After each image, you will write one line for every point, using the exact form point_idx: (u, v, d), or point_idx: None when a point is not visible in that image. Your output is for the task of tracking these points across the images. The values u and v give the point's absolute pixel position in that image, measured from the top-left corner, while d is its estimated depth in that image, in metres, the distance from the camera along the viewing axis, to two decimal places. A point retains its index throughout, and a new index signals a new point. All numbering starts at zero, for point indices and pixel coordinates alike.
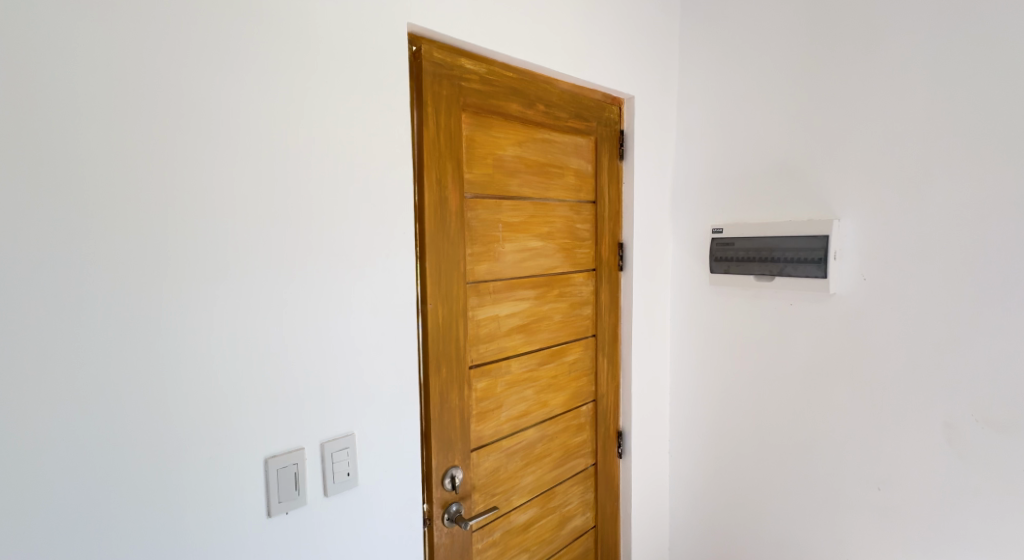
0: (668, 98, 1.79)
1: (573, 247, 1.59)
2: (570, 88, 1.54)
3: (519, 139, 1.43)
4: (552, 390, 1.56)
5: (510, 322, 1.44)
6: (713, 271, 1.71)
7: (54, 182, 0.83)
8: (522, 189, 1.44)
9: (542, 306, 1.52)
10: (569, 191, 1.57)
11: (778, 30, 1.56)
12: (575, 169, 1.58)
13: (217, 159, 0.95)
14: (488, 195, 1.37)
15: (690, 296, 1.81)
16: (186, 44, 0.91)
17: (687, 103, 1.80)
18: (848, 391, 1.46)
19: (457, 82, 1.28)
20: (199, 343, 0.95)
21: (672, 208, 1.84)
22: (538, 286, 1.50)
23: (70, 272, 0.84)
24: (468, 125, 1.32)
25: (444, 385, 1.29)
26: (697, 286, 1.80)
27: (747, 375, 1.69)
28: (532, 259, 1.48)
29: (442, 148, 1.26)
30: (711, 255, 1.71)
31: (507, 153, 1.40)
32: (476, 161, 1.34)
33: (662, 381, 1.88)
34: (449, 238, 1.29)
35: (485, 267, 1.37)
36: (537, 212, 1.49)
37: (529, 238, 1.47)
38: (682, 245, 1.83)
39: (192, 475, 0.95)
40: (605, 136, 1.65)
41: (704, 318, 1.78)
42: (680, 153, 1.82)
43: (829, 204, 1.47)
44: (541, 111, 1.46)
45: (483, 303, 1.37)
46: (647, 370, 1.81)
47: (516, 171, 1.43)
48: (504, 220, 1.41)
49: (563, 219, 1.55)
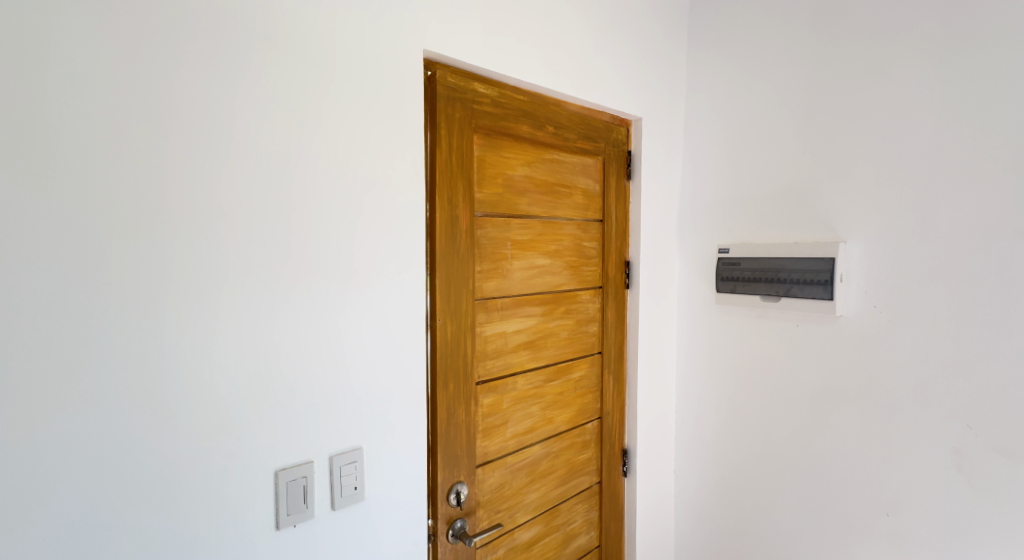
0: (676, 120, 1.82)
1: (580, 265, 1.61)
2: (579, 110, 1.57)
3: (529, 159, 1.46)
4: (558, 407, 1.56)
5: (517, 338, 1.45)
6: (719, 290, 1.71)
7: (77, 200, 0.86)
8: (531, 208, 1.47)
9: (549, 323, 1.53)
10: (576, 210, 1.59)
11: (782, 57, 1.59)
12: (583, 188, 1.60)
13: (232, 180, 0.98)
14: (497, 214, 1.40)
15: (697, 315, 1.82)
16: (209, 71, 0.96)
17: (693, 125, 1.82)
18: (854, 414, 1.47)
19: (469, 106, 1.31)
20: (211, 352, 0.97)
21: (679, 228, 1.86)
22: (545, 303, 1.52)
23: (88, 287, 0.87)
24: (479, 145, 1.35)
25: (451, 400, 1.31)
26: (703, 305, 1.80)
27: (751, 394, 1.69)
28: (539, 276, 1.50)
29: (454, 168, 1.29)
30: (717, 274, 1.72)
31: (517, 173, 1.43)
32: (487, 181, 1.37)
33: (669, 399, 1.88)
34: (459, 255, 1.31)
35: (493, 283, 1.39)
36: (545, 230, 1.51)
37: (537, 256, 1.49)
38: (688, 263, 1.84)
39: (204, 485, 0.97)
40: (614, 156, 1.67)
41: (710, 337, 1.79)
42: (687, 174, 1.84)
43: (834, 227, 1.49)
44: (550, 132, 1.49)
45: (490, 320, 1.39)
46: (653, 389, 1.81)
47: (526, 191, 1.46)
48: (513, 238, 1.43)
49: (571, 237, 1.57)
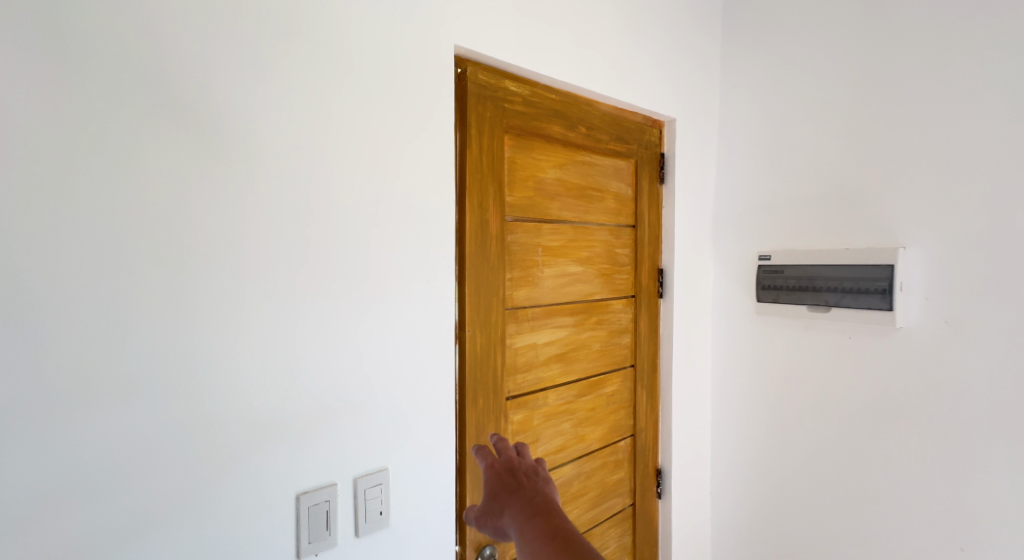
0: (709, 121, 1.75)
1: (612, 273, 1.52)
2: (611, 110, 1.49)
3: (560, 161, 1.38)
4: (590, 424, 1.47)
5: (548, 350, 1.37)
6: (760, 299, 1.62)
7: (88, 202, 0.78)
8: (562, 213, 1.40)
9: (581, 334, 1.44)
10: (608, 215, 1.51)
11: (826, 55, 1.51)
12: (615, 193, 1.52)
13: (255, 181, 0.91)
14: (529, 219, 1.32)
15: (733, 325, 1.74)
16: (232, 62, 0.89)
17: (728, 126, 1.75)
18: (913, 432, 1.37)
19: (501, 104, 1.24)
20: (230, 366, 0.90)
21: (713, 233, 1.78)
22: (577, 313, 1.43)
23: (98, 297, 0.79)
24: (510, 146, 1.27)
25: (481, 417, 1.22)
26: (741, 315, 1.72)
27: (792, 410, 1.60)
28: (571, 285, 1.42)
29: (485, 170, 1.22)
30: (757, 282, 1.63)
31: (548, 176, 1.36)
32: (517, 183, 1.29)
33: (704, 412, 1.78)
34: (489, 262, 1.23)
35: (524, 292, 1.32)
36: (576, 236, 1.43)
37: (568, 263, 1.41)
38: (723, 272, 1.76)
39: (221, 513, 0.88)
40: (646, 159, 1.59)
41: (748, 349, 1.70)
42: (721, 177, 1.77)
43: (889, 233, 1.40)
44: (582, 133, 1.41)
45: (521, 331, 1.31)
46: (688, 405, 1.71)
47: (557, 195, 1.38)
48: (543, 245, 1.36)
49: (603, 243, 1.49)
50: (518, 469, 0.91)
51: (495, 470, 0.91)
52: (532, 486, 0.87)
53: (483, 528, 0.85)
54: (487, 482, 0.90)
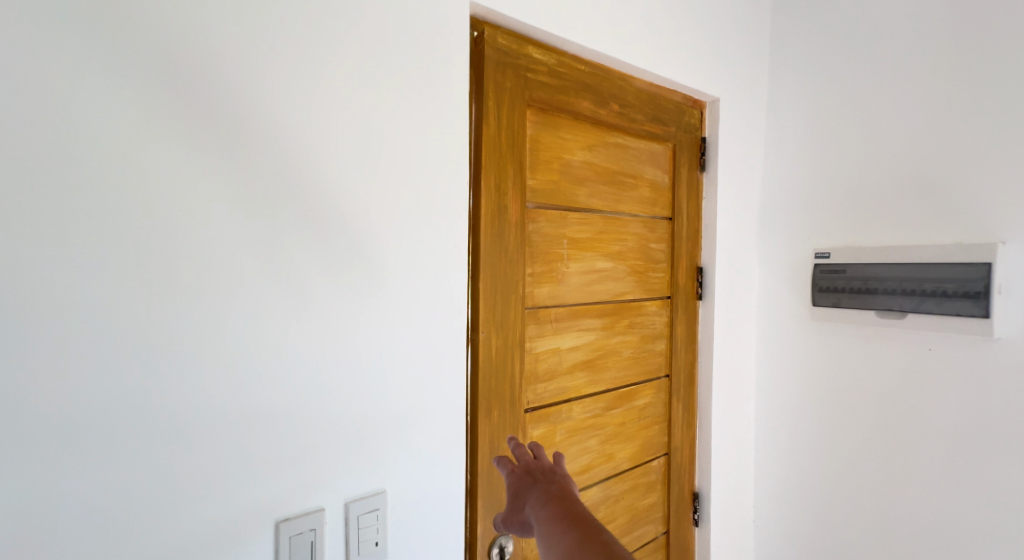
0: (756, 102, 1.56)
1: (646, 271, 1.35)
2: (647, 86, 1.32)
3: (588, 142, 1.22)
4: (619, 441, 1.30)
5: (573, 356, 1.21)
6: (817, 303, 1.44)
7: (26, 172, 0.66)
8: (590, 201, 1.23)
9: (610, 339, 1.28)
10: (642, 205, 1.34)
11: (900, 22, 1.31)
12: (650, 180, 1.35)
13: (229, 152, 0.77)
14: (553, 206, 1.17)
15: (782, 331, 1.54)
16: (203, 8, 0.75)
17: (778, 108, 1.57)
18: (1004, 462, 1.16)
19: (524, 74, 1.08)
20: (196, 369, 0.76)
21: (761, 228, 1.59)
22: (605, 314, 1.27)
23: (38, 285, 0.67)
24: (532, 122, 1.12)
25: (495, 432, 1.06)
26: (790, 320, 1.53)
27: (850, 430, 1.41)
28: (599, 282, 1.25)
29: (503, 148, 1.06)
30: (813, 284, 1.45)
31: (575, 158, 1.20)
32: (540, 165, 1.14)
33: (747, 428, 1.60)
34: (507, 254, 1.07)
35: (546, 289, 1.16)
36: (606, 227, 1.27)
37: (596, 258, 1.25)
38: (771, 272, 1.57)
39: (182, 543, 0.75)
40: (685, 144, 1.41)
41: (801, 359, 1.50)
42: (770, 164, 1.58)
43: (977, 227, 1.19)
44: (614, 111, 1.25)
45: (542, 334, 1.15)
46: (729, 421, 1.53)
47: (585, 179, 1.22)
48: (569, 236, 1.20)
49: (636, 237, 1.32)
50: (538, 466, 0.88)
51: (517, 475, 0.87)
52: (553, 480, 0.84)
53: (510, 528, 0.83)
54: (511, 482, 0.86)
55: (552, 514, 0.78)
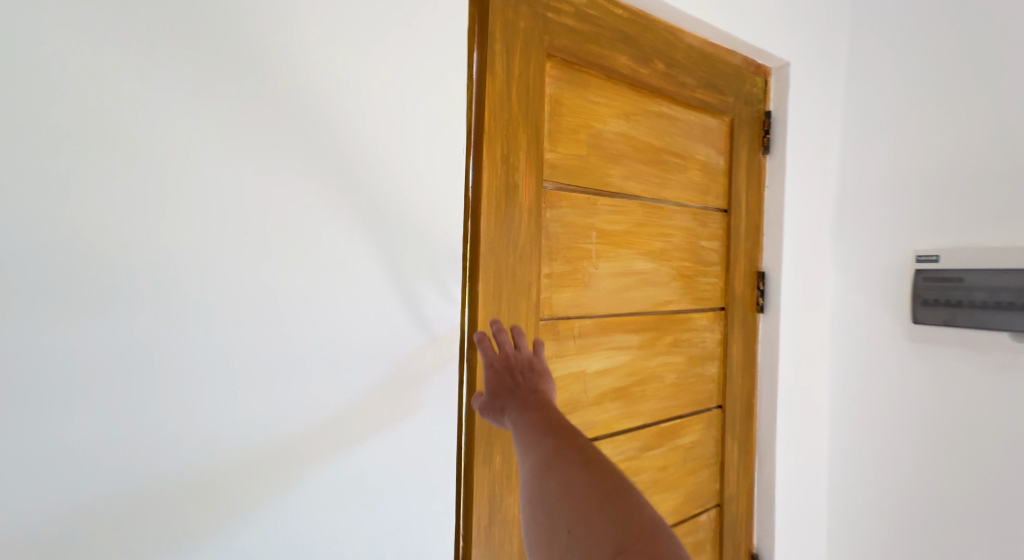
0: (834, 66, 1.22)
1: (695, 275, 1.07)
2: (699, 43, 1.05)
3: (626, 109, 0.96)
4: (659, 490, 1.03)
5: (602, 382, 0.94)
6: (919, 320, 1.11)
7: None
8: (627, 183, 0.97)
9: (649, 360, 1.01)
10: (691, 192, 1.07)
11: None
12: (701, 162, 1.08)
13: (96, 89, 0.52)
14: (579, 188, 0.91)
15: (870, 357, 1.19)
16: None
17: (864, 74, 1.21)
18: None
19: (542, 13, 0.83)
20: (37, 409, 0.51)
21: (838, 223, 1.24)
22: (644, 329, 1.00)
23: None
24: (552, 79, 0.87)
25: (497, 483, 0.81)
26: (882, 343, 1.17)
27: (964, 491, 1.06)
28: (636, 288, 0.99)
29: (514, 108, 0.82)
30: (914, 295, 1.11)
31: (609, 129, 0.94)
32: (562, 134, 0.89)
33: (819, 478, 1.25)
34: (516, 246, 0.83)
35: (569, 295, 0.90)
36: (647, 218, 1.00)
37: (633, 257, 0.98)
38: (853, 280, 1.21)
39: None
40: (745, 118, 1.14)
41: (896, 393, 1.15)
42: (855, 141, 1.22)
43: None
44: (658, 71, 0.99)
45: (563, 353, 0.89)
46: (797, 469, 1.20)
47: (620, 156, 0.96)
48: (599, 227, 0.94)
49: (683, 232, 1.05)
50: (519, 363, 0.69)
51: (495, 369, 0.68)
52: (534, 388, 0.66)
53: (483, 419, 0.66)
54: (487, 377, 0.68)
55: (533, 424, 0.59)
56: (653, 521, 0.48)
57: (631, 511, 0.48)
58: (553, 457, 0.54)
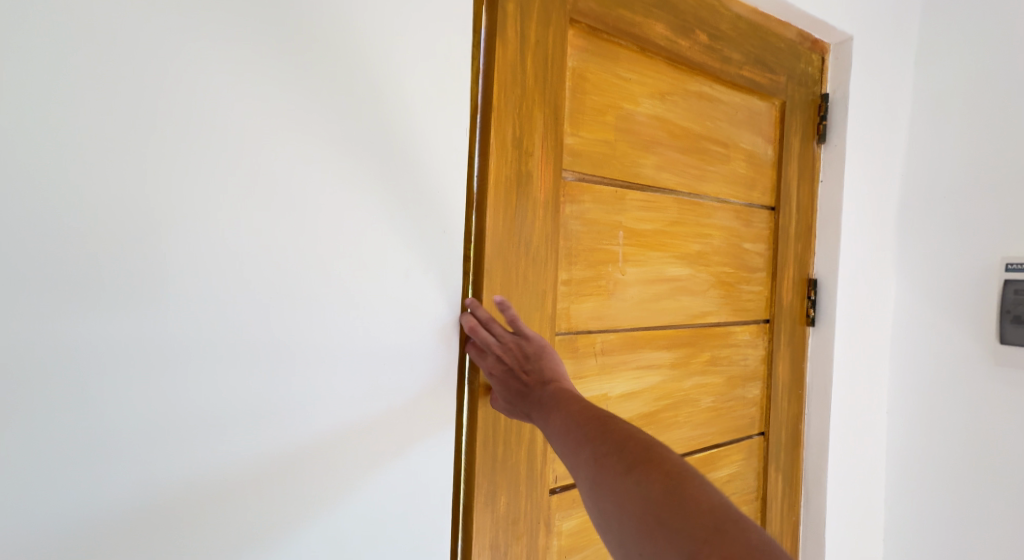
0: (906, 43, 1.06)
1: (737, 282, 0.93)
2: (749, 12, 0.90)
3: (661, 88, 0.82)
4: None
5: (626, 408, 0.81)
6: (1007, 339, 0.94)
7: None
8: (661, 176, 0.83)
9: (682, 382, 0.87)
10: (735, 186, 0.92)
11: None
12: (747, 151, 0.93)
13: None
14: (604, 180, 0.78)
15: (943, 382, 1.02)
16: None
17: (942, 50, 1.04)
18: None
19: None
20: None
21: (904, 225, 1.07)
22: (677, 345, 0.86)
23: None
24: (574, 50, 0.74)
25: (500, 528, 0.69)
26: (957, 364, 1.00)
27: None
28: (670, 298, 0.85)
29: (529, 83, 0.69)
30: (1001, 308, 0.95)
31: (641, 111, 0.80)
32: (585, 116, 0.75)
33: (875, 518, 1.09)
34: (528, 248, 0.70)
35: (590, 306, 0.77)
36: (683, 216, 0.86)
37: (667, 261, 0.84)
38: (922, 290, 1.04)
39: None
40: (799, 102, 0.98)
41: (973, 425, 0.98)
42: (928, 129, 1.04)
43: None
44: (700, 43, 0.84)
45: (580, 374, 0.76)
46: (850, 508, 1.04)
47: (654, 143, 0.82)
48: (627, 226, 0.80)
49: (724, 232, 0.91)
50: (529, 355, 0.62)
51: (499, 378, 0.63)
52: (543, 380, 0.60)
53: (513, 417, 0.64)
54: (495, 385, 0.63)
55: (562, 432, 0.51)
56: (720, 507, 0.37)
57: (689, 501, 0.38)
58: (590, 467, 0.45)
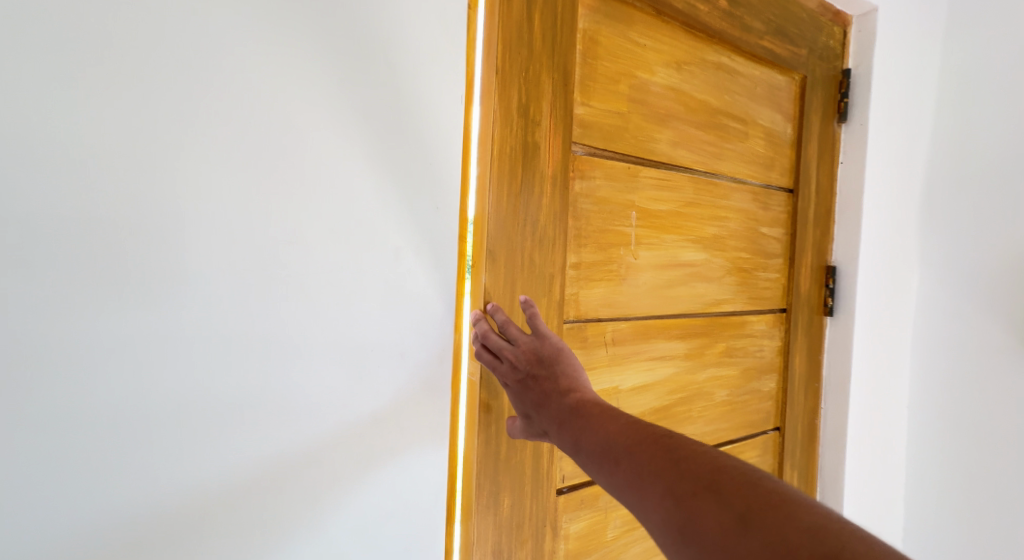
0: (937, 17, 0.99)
1: (753, 269, 0.87)
2: None
3: (678, 57, 0.76)
4: None
5: (638, 402, 0.75)
6: None
7: None
8: (676, 152, 0.77)
9: (696, 374, 0.81)
10: (752, 165, 0.86)
11: None
12: (765, 129, 0.87)
13: None
14: (616, 155, 0.72)
15: (970, 376, 0.97)
16: None
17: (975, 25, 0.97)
18: None
19: None
20: None
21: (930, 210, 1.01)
22: (691, 335, 0.80)
23: None
24: (585, 10, 0.67)
25: (502, 533, 0.63)
26: (987, 358, 0.95)
27: None
28: (684, 285, 0.79)
29: (535, 44, 0.62)
30: None
31: (656, 81, 0.74)
32: (596, 84, 0.69)
33: (893, 518, 1.04)
34: (534, 227, 0.64)
35: (600, 292, 0.71)
36: (699, 197, 0.80)
37: (682, 244, 0.78)
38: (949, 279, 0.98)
39: None
40: (819, 77, 0.92)
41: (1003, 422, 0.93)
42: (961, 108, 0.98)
43: None
44: (719, 10, 0.78)
45: (588, 365, 0.71)
46: (867, 507, 0.99)
47: (669, 116, 0.76)
48: (641, 206, 0.74)
49: (741, 215, 0.85)
50: (544, 359, 0.57)
51: (514, 390, 0.58)
52: (563, 386, 0.55)
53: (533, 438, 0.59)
54: (512, 398, 0.59)
55: (599, 451, 0.45)
56: (867, 548, 0.30)
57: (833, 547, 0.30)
58: (657, 490, 0.38)
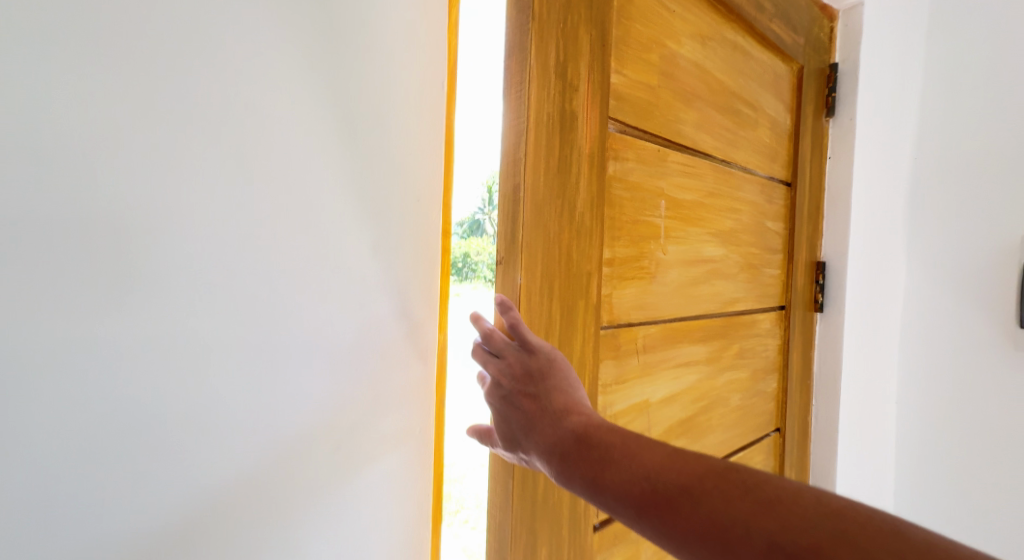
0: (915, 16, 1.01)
1: (760, 265, 0.82)
2: None
3: (702, 31, 0.69)
4: None
5: (667, 415, 0.67)
6: None
7: None
8: (699, 136, 0.70)
9: (715, 379, 0.74)
10: (760, 155, 0.81)
11: None
12: (770, 118, 0.83)
13: None
14: (647, 135, 0.63)
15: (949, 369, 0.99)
16: None
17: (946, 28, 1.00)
18: None
19: None
20: None
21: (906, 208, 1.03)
22: (711, 337, 0.73)
23: None
24: None
25: None
26: (961, 351, 0.98)
27: None
28: (705, 283, 0.72)
29: None
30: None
31: (683, 55, 0.66)
32: (630, 50, 0.60)
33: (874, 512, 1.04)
34: (572, 216, 0.54)
35: (632, 292, 0.62)
36: (717, 187, 0.73)
37: (703, 238, 0.71)
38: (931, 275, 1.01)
39: None
40: (812, 68, 0.90)
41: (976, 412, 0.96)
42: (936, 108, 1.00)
43: None
44: None
45: (623, 377, 0.61)
46: None
47: (694, 96, 0.68)
48: (668, 194, 0.66)
49: (751, 207, 0.80)
50: (534, 374, 0.47)
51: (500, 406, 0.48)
52: (558, 406, 0.46)
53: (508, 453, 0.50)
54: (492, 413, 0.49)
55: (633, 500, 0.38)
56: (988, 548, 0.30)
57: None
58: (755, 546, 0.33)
